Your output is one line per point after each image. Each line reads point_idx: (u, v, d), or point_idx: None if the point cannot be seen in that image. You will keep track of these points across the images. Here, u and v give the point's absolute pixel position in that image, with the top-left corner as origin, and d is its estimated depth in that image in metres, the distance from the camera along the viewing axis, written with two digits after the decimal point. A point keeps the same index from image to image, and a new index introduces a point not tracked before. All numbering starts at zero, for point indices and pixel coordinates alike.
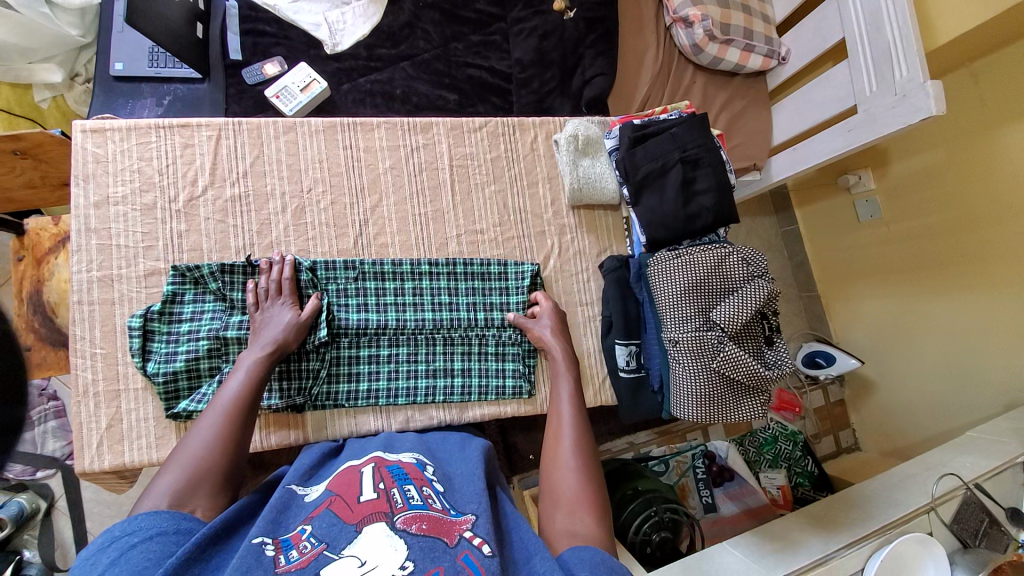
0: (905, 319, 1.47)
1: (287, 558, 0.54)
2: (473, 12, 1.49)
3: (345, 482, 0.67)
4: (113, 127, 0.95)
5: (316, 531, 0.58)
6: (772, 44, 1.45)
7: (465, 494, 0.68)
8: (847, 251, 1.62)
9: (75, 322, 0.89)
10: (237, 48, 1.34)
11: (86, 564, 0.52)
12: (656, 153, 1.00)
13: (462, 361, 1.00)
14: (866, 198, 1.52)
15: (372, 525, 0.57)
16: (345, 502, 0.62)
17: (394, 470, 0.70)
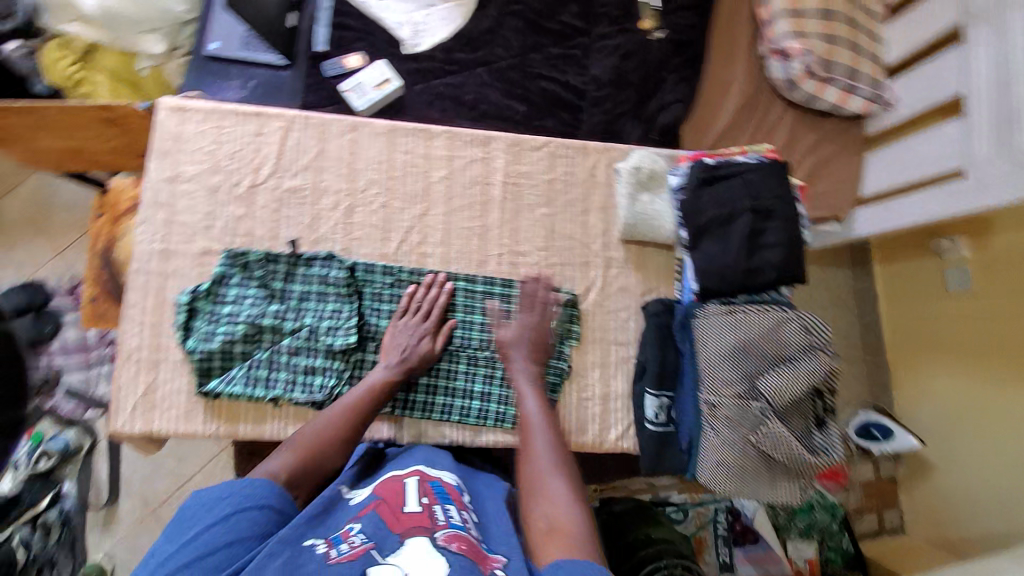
0: (977, 409, 1.31)
1: (338, 551, 0.60)
2: (557, 24, 1.46)
3: (391, 487, 0.70)
4: (196, 107, 1.00)
5: (364, 529, 0.63)
6: (879, 89, 1.35)
7: (499, 525, 0.70)
8: (920, 322, 1.46)
9: (132, 288, 0.94)
10: (323, 39, 1.38)
11: (194, 513, 0.63)
12: (725, 198, 0.93)
13: (483, 384, 0.97)
14: (960, 266, 1.34)
15: (415, 539, 0.61)
16: (390, 507, 0.66)
17: (436, 485, 0.72)
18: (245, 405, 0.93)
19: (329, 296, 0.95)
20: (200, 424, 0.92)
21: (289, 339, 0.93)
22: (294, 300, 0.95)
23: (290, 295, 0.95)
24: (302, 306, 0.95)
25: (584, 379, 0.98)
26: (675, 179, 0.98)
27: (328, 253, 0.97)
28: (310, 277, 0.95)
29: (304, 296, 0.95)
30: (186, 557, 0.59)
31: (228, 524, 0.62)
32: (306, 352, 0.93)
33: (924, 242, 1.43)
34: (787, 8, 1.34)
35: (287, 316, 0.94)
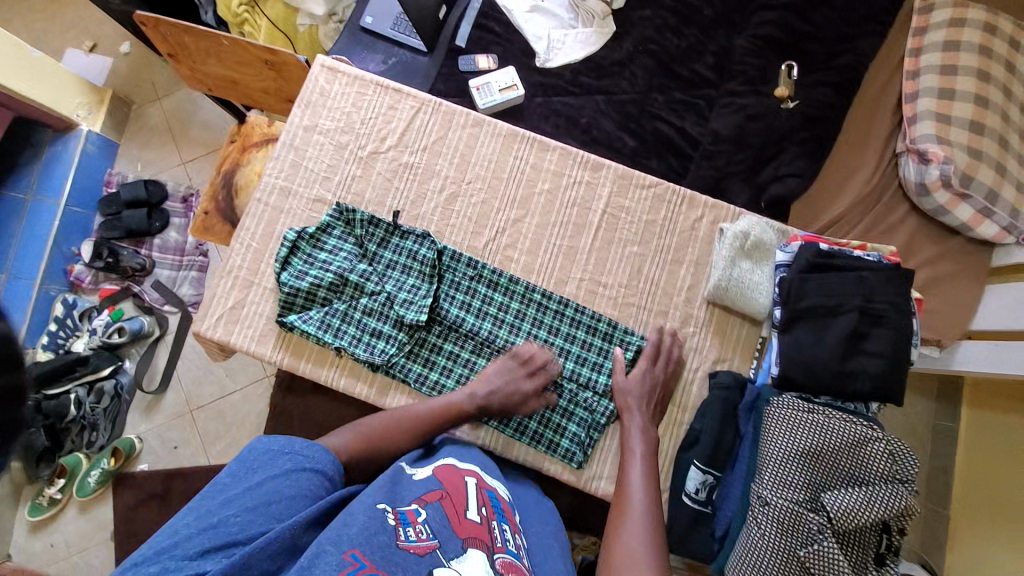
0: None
1: (408, 535, 0.63)
2: (688, 71, 1.45)
3: (453, 483, 0.75)
4: (347, 70, 1.08)
5: (430, 521, 0.67)
6: (1017, 219, 1.25)
7: (541, 562, 0.74)
8: (1003, 485, 1.28)
9: (249, 214, 1.03)
10: (464, 36, 1.45)
11: (264, 457, 0.69)
12: (833, 290, 0.88)
13: None
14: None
15: (476, 550, 0.65)
16: (455, 507, 0.70)
17: (493, 499, 0.76)
18: (313, 345, 1.01)
19: (413, 272, 1.00)
20: (269, 349, 1.00)
21: (367, 300, 0.98)
22: (381, 265, 1.01)
23: (379, 260, 1.01)
24: (388, 273, 1.00)
25: None
26: (783, 256, 0.95)
27: (424, 232, 1.01)
28: (403, 249, 1.01)
29: (393, 265, 1.01)
30: (253, 499, 0.65)
31: (294, 482, 0.69)
32: (379, 316, 0.98)
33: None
34: (934, 110, 1.28)
35: (371, 278, 0.99)
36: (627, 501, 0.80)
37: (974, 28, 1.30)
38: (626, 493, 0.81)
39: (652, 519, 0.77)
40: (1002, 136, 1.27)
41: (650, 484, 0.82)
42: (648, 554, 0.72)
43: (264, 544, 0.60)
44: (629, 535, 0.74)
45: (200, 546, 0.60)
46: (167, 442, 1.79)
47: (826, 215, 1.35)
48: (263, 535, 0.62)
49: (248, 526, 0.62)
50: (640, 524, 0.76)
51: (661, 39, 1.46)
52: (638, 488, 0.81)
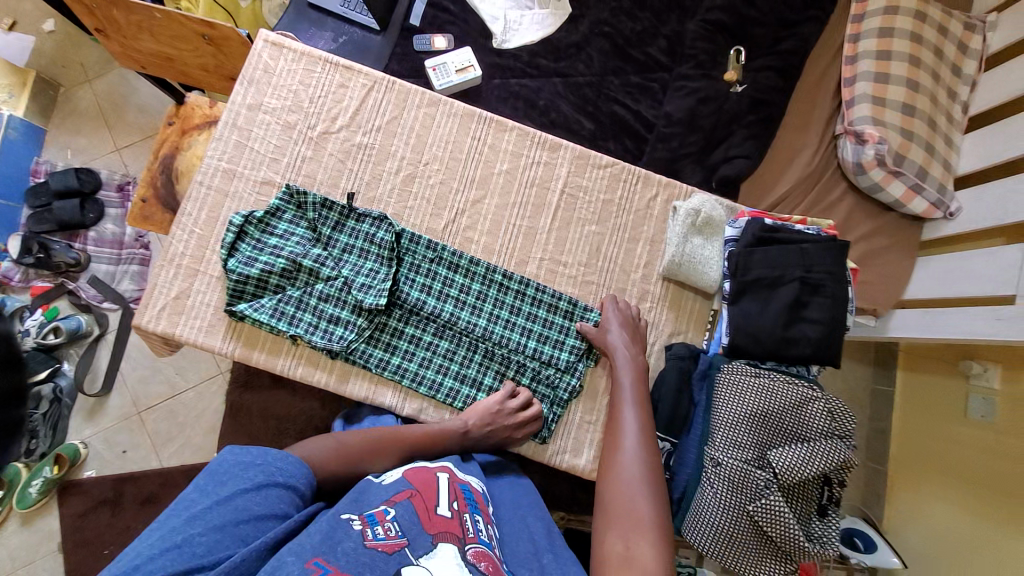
0: (966, 541, 1.27)
1: (374, 534, 0.65)
2: (643, 53, 1.47)
3: (423, 480, 0.76)
4: (292, 46, 1.03)
5: (399, 518, 0.68)
6: (944, 195, 1.37)
7: (517, 550, 0.75)
8: (931, 442, 1.41)
9: (190, 198, 0.98)
10: (418, 14, 1.42)
11: (235, 471, 0.69)
12: (776, 261, 0.92)
13: (493, 380, 0.98)
14: (985, 396, 1.30)
15: (445, 543, 0.67)
16: (424, 502, 0.72)
17: (466, 491, 0.78)
18: (267, 334, 0.97)
19: (371, 255, 0.98)
20: (219, 340, 0.96)
21: (324, 286, 0.96)
22: (336, 249, 0.98)
23: (334, 244, 0.98)
24: (344, 257, 0.98)
25: (592, 403, 1.00)
26: (731, 231, 0.98)
27: (380, 213, 0.99)
28: (359, 232, 0.99)
29: (349, 248, 0.98)
30: (221, 517, 0.65)
31: (263, 498, 0.68)
32: (336, 302, 0.96)
33: (951, 360, 1.39)
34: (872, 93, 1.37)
35: (327, 263, 0.97)
36: (619, 442, 0.84)
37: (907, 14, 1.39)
38: (618, 436, 0.85)
39: (646, 453, 0.82)
40: (930, 117, 1.38)
41: (642, 424, 0.86)
42: (642, 485, 0.77)
43: (230, 567, 0.60)
44: (625, 473, 0.79)
45: (165, 568, 0.59)
46: (115, 447, 1.81)
47: (772, 195, 1.42)
48: (230, 557, 0.62)
49: (216, 547, 0.62)
50: (634, 460, 0.80)
51: (615, 21, 1.47)
52: (630, 424, 0.85)
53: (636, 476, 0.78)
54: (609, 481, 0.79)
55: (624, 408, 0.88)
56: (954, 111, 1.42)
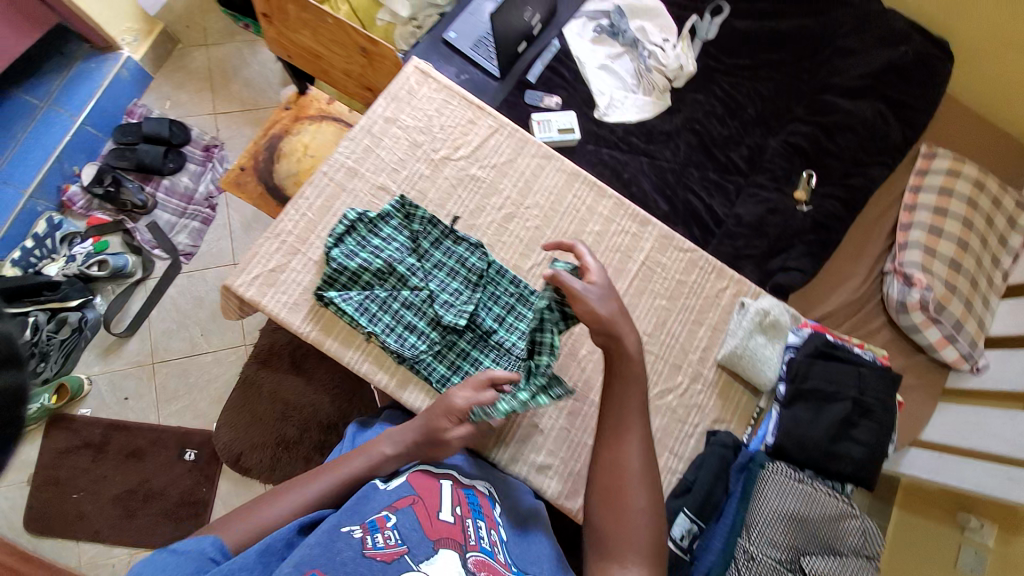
0: None
1: (375, 543, 0.74)
2: (725, 155, 1.60)
3: (425, 487, 0.85)
4: (437, 78, 1.15)
5: (401, 527, 0.77)
6: (973, 350, 1.46)
7: (525, 550, 0.86)
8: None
9: (311, 185, 1.06)
10: (537, 73, 1.57)
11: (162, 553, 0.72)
12: (834, 377, 0.98)
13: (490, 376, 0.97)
14: (977, 550, 1.30)
15: (446, 550, 0.75)
16: (426, 509, 0.81)
17: (470, 497, 0.87)
18: (343, 324, 1.01)
19: (459, 275, 1.04)
20: (299, 319, 1.00)
21: (410, 292, 1.02)
22: (429, 261, 1.05)
23: (428, 258, 1.05)
24: (433, 271, 1.04)
25: None
26: (794, 339, 1.04)
27: (475, 241, 1.06)
28: (452, 251, 1.05)
29: (444, 265, 1.05)
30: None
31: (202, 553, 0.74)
32: (417, 310, 1.01)
33: (951, 509, 1.42)
34: (924, 243, 1.51)
35: (417, 273, 1.03)
36: (626, 464, 0.84)
37: (965, 180, 1.56)
38: (624, 457, 0.85)
39: (649, 478, 0.84)
40: (974, 278, 1.50)
41: (644, 443, 0.86)
42: (648, 514, 0.82)
43: None
44: (635, 503, 0.82)
45: None
46: (118, 391, 1.83)
47: (818, 312, 1.50)
48: None
49: None
50: (640, 487, 0.83)
51: (707, 121, 1.62)
52: (636, 442, 0.85)
53: (645, 506, 0.83)
54: (615, 504, 0.82)
55: (631, 424, 0.87)
56: (996, 277, 1.55)
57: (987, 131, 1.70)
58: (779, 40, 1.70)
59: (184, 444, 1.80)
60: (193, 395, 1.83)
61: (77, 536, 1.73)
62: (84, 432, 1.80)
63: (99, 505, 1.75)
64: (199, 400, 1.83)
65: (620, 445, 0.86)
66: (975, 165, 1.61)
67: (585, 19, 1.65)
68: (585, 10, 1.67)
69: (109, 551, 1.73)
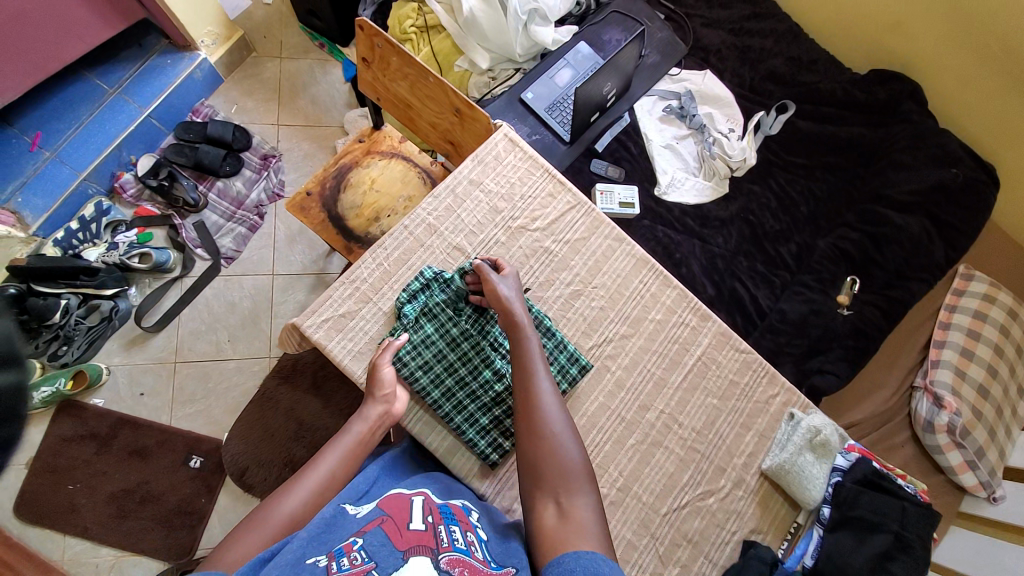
0: None
1: (339, 566, 0.69)
2: (774, 250, 1.64)
3: (394, 506, 0.82)
4: (524, 149, 1.18)
5: (368, 546, 0.71)
6: (993, 479, 1.46)
7: (505, 548, 0.83)
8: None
9: (390, 237, 1.08)
10: (604, 143, 1.63)
11: None
12: (879, 510, 0.99)
13: (452, 362, 1.03)
14: None
15: (418, 557, 0.71)
16: (394, 523, 0.76)
17: (442, 509, 0.85)
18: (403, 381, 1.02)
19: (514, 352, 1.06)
20: (360, 369, 1.01)
21: (470, 365, 1.04)
22: (492, 338, 1.06)
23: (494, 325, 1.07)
24: (493, 345, 1.06)
25: (662, 568, 1.01)
26: (842, 461, 1.06)
27: (549, 324, 1.07)
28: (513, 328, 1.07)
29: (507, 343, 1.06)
30: None
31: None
32: (471, 381, 1.03)
33: None
34: (956, 364, 1.54)
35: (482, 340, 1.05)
36: (535, 399, 0.85)
37: (1001, 308, 1.58)
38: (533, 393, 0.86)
39: (561, 407, 0.85)
40: (1000, 405, 1.52)
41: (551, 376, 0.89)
42: (571, 440, 0.82)
43: None
44: (555, 433, 0.82)
45: None
46: (135, 385, 1.81)
47: (846, 419, 1.52)
48: None
49: None
50: (555, 413, 0.84)
51: (760, 213, 1.66)
52: (543, 383, 0.87)
53: (566, 436, 0.83)
54: (537, 438, 0.82)
55: (532, 359, 0.89)
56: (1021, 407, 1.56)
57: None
58: (838, 145, 1.75)
59: (191, 450, 1.77)
60: (208, 401, 1.81)
61: (65, 529, 1.67)
62: (93, 422, 1.77)
63: (92, 500, 1.71)
64: (214, 407, 1.81)
65: (526, 388, 0.87)
66: (1012, 294, 1.63)
67: (656, 98, 1.71)
68: (657, 88, 1.73)
69: (94, 550, 1.67)
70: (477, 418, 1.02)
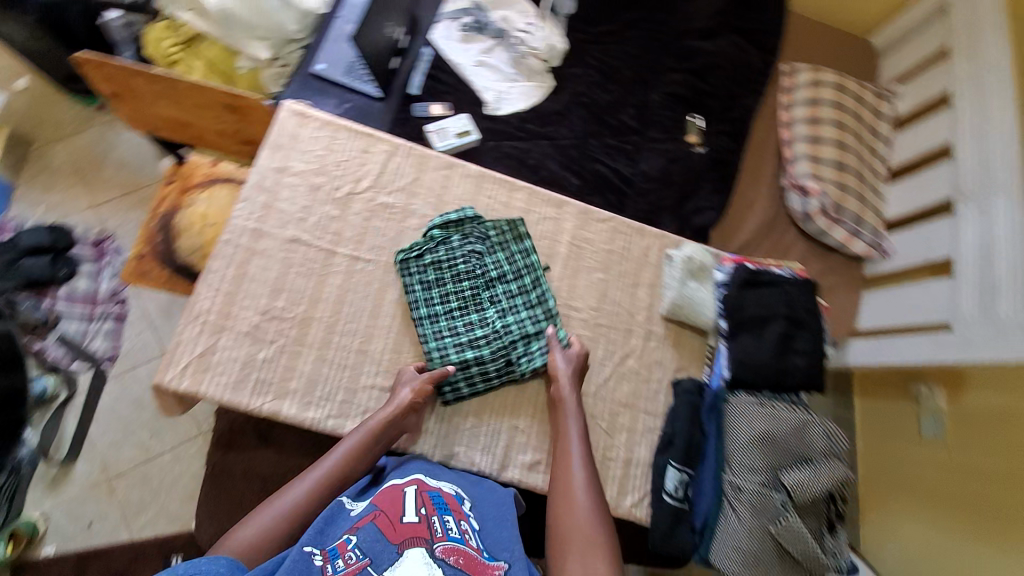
0: (930, 546, 1.45)
1: (334, 568, 0.72)
2: (617, 120, 1.67)
3: (388, 499, 0.82)
4: (316, 116, 1.11)
5: (361, 543, 0.75)
6: (879, 237, 1.61)
7: (497, 537, 0.86)
8: (899, 464, 1.60)
9: (215, 256, 0.99)
10: (418, 84, 1.57)
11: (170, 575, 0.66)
12: (765, 302, 1.05)
13: (456, 292, 1.05)
14: (932, 415, 1.51)
15: (412, 549, 0.74)
16: (387, 518, 0.78)
17: (435, 497, 0.85)
18: (297, 385, 0.96)
19: (516, 306, 1.07)
20: (247, 398, 0.94)
21: (473, 303, 1.05)
22: (498, 290, 1.07)
23: (507, 276, 1.08)
24: (487, 294, 1.06)
25: (612, 440, 1.06)
26: (720, 275, 1.11)
27: (547, 285, 1.10)
28: (524, 288, 1.08)
29: (380, 310, 1.03)
30: None
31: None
32: (473, 317, 1.05)
33: (902, 383, 1.62)
34: (809, 153, 1.63)
35: (493, 286, 1.07)
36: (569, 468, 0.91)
37: (828, 88, 1.69)
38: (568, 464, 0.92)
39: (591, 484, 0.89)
40: (860, 173, 1.64)
41: (584, 451, 0.94)
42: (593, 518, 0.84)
43: None
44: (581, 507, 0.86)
45: None
46: (79, 519, 1.62)
47: (738, 241, 1.62)
48: None
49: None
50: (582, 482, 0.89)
51: (592, 92, 1.68)
52: (576, 450, 0.93)
53: (586, 510, 0.85)
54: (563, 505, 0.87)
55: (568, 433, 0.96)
56: (877, 166, 1.67)
57: (832, 40, 1.83)
58: None
59: (168, 551, 1.62)
60: (160, 501, 1.66)
61: None
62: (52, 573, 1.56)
63: None
64: (168, 501, 1.66)
65: (564, 457, 0.93)
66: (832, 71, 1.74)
67: (447, 21, 1.65)
68: (446, 10, 1.67)
69: None
70: (451, 356, 1.01)
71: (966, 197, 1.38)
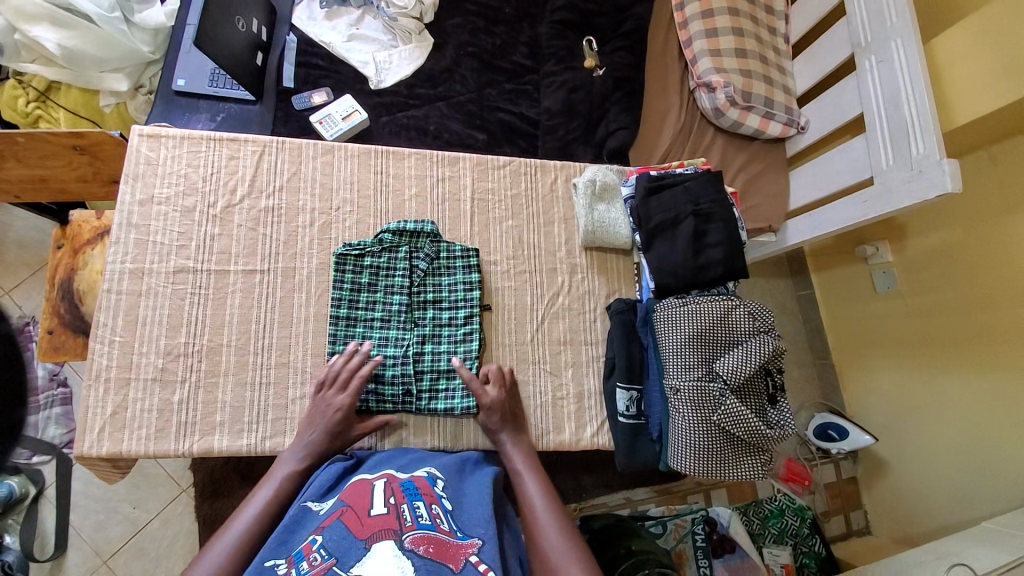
0: (908, 392, 1.51)
1: (299, 570, 0.61)
2: (509, 63, 1.60)
3: (356, 493, 0.74)
4: (168, 135, 1.04)
5: (327, 543, 0.64)
6: (792, 114, 1.48)
7: (473, 516, 0.75)
8: (861, 323, 1.65)
9: (101, 309, 0.94)
10: (290, 77, 1.48)
11: None
12: (669, 205, 1.05)
13: (387, 309, 1.02)
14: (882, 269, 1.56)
15: (381, 542, 0.63)
16: (355, 512, 0.69)
17: (405, 485, 0.77)
18: (222, 416, 0.94)
19: (442, 335, 1.02)
20: (174, 442, 0.92)
21: (401, 319, 1.02)
22: (431, 313, 1.03)
23: (438, 295, 1.04)
24: (416, 318, 1.03)
25: (559, 380, 1.05)
26: (626, 190, 1.12)
27: (479, 294, 1.04)
28: (455, 319, 1.03)
29: (291, 317, 1.00)
30: None
31: None
32: (397, 332, 1.01)
33: (850, 249, 1.66)
34: (708, 48, 1.48)
35: (423, 306, 1.03)
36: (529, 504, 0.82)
37: None
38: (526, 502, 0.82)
39: (552, 504, 0.81)
40: (761, 55, 1.51)
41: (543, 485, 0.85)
42: (568, 548, 0.73)
43: None
44: (539, 520, 0.78)
45: None
46: None
47: None
48: None
49: None
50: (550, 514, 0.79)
51: (475, 40, 1.60)
52: (535, 492, 0.83)
53: (551, 524, 0.77)
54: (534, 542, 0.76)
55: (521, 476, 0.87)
56: (778, 43, 1.57)
57: None
58: None
59: None
60: (163, 568, 1.43)
61: None
62: None
63: None
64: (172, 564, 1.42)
65: (524, 501, 0.82)
66: None
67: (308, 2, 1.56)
68: None
69: None
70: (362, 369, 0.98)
71: (865, 50, 1.25)
